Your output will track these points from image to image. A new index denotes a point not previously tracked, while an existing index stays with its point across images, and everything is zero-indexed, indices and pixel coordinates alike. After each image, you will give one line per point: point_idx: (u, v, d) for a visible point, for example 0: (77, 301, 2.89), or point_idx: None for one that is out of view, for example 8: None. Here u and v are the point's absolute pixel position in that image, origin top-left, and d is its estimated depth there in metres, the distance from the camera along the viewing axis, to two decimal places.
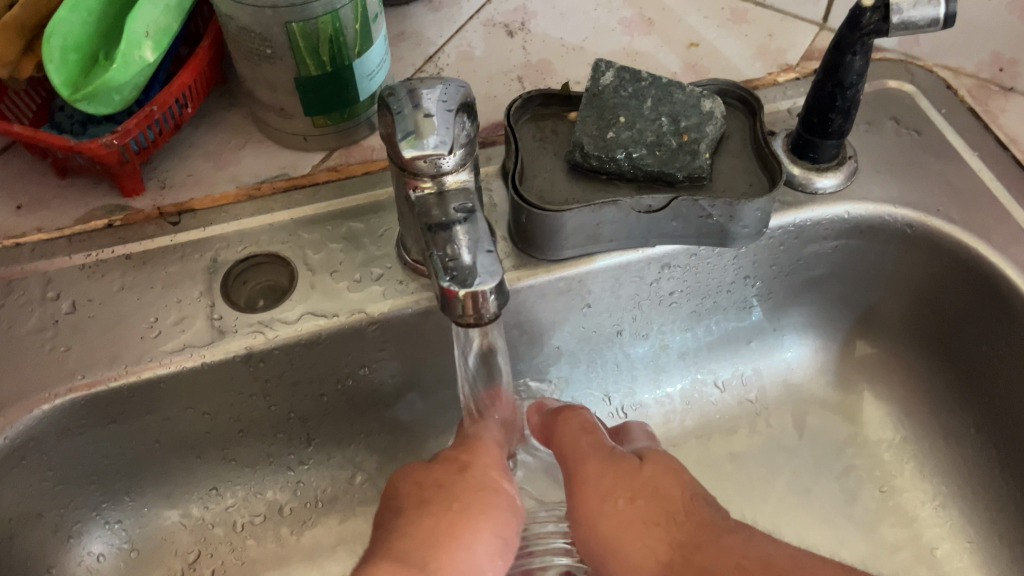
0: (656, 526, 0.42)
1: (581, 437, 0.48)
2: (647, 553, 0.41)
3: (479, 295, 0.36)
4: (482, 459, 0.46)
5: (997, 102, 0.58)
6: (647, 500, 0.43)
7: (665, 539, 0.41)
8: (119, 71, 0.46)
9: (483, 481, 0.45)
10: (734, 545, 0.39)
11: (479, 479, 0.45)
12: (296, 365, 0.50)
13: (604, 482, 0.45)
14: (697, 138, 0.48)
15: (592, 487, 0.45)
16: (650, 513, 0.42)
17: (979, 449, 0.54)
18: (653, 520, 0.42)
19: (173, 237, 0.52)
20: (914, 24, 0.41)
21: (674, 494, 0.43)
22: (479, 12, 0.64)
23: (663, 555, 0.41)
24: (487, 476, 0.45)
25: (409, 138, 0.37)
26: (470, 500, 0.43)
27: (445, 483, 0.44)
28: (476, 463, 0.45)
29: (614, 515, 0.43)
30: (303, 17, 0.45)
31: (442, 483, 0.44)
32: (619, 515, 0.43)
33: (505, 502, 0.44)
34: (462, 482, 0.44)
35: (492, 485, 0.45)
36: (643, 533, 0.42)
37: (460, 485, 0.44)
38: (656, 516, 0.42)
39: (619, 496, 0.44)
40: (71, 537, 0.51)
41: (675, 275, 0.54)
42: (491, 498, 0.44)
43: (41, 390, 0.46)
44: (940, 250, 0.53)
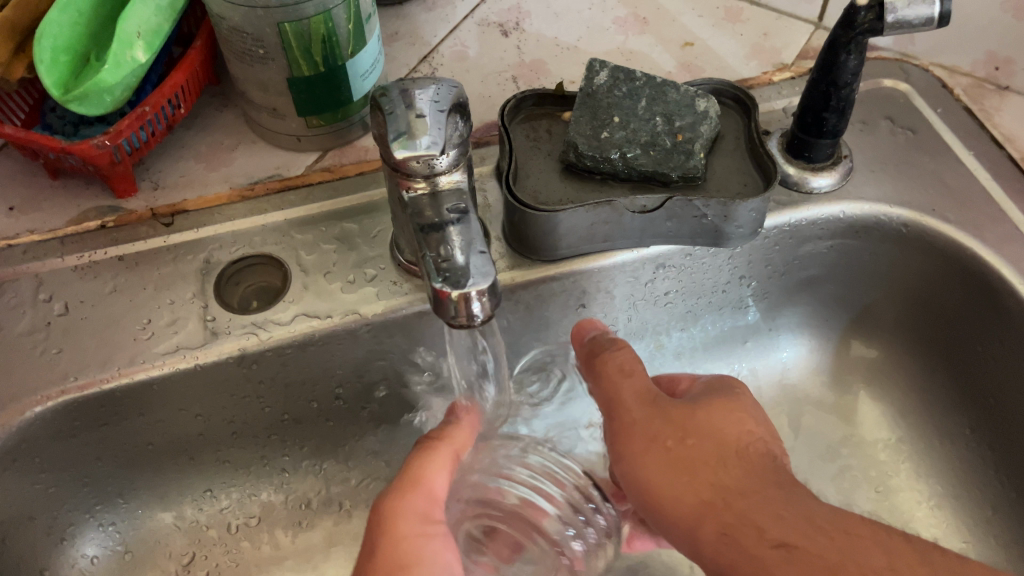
0: (704, 466, 0.40)
1: (620, 383, 0.46)
2: (688, 493, 0.40)
3: (471, 297, 0.36)
4: (393, 529, 0.40)
5: (992, 100, 0.58)
6: (694, 437, 0.42)
7: (710, 487, 0.39)
8: (111, 72, 0.45)
9: (415, 552, 0.39)
10: (780, 500, 0.37)
11: (390, 556, 0.39)
12: (290, 367, 0.50)
13: (642, 427, 0.43)
14: (691, 137, 0.48)
15: (636, 431, 0.43)
16: (700, 458, 0.41)
17: (975, 449, 0.54)
18: (697, 462, 0.40)
19: (166, 239, 0.51)
20: (908, 23, 0.41)
21: (724, 436, 0.42)
22: (473, 12, 0.64)
23: (705, 494, 0.39)
24: (415, 550, 0.39)
25: (401, 139, 0.37)
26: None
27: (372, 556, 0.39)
28: (383, 538, 0.39)
29: (662, 457, 0.41)
30: (295, 17, 0.45)
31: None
32: (660, 464, 0.41)
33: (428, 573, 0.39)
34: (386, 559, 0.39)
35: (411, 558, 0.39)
36: (687, 474, 0.40)
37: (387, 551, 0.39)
38: (707, 459, 0.40)
39: (659, 437, 0.42)
40: (64, 540, 0.50)
41: (669, 276, 0.54)
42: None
43: (33, 393, 0.46)
44: (933, 249, 0.53)
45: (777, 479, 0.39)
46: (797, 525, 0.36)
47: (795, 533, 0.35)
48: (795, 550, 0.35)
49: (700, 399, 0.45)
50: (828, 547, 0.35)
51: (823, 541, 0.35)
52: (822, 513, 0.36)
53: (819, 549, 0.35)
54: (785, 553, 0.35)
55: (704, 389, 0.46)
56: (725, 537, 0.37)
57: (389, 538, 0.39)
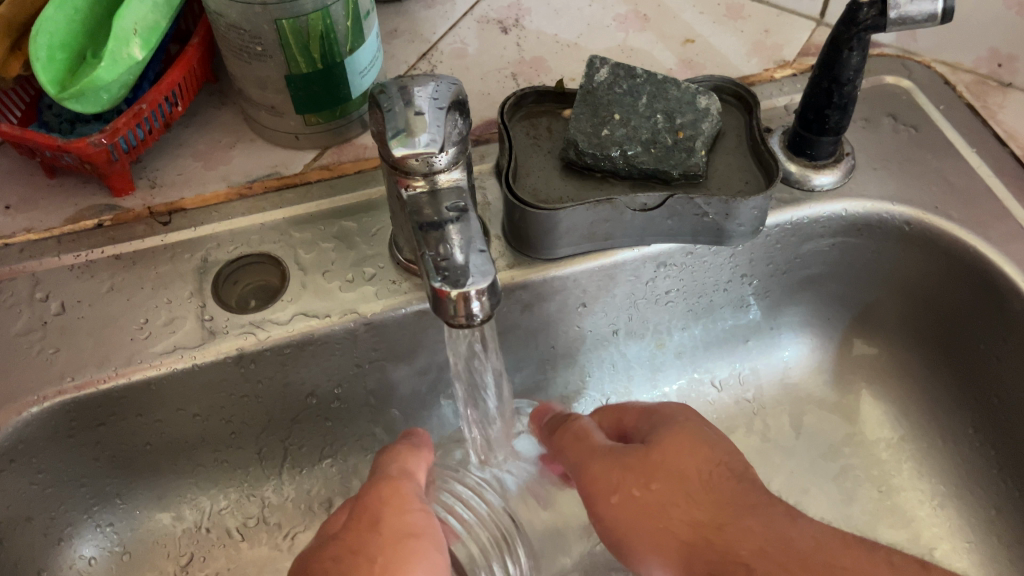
0: (676, 509, 0.41)
1: (578, 444, 0.47)
2: (667, 535, 0.41)
3: (470, 296, 0.36)
4: (398, 503, 0.42)
5: (995, 97, 0.58)
6: (659, 480, 0.42)
7: (685, 528, 0.40)
8: (107, 69, 0.45)
9: (406, 526, 0.41)
10: (754, 526, 0.38)
11: (398, 525, 0.40)
12: (288, 366, 0.49)
13: (607, 479, 0.44)
14: (692, 135, 0.47)
15: (601, 485, 0.44)
16: (667, 502, 0.41)
17: (977, 448, 0.54)
18: (669, 506, 0.41)
19: (164, 237, 0.51)
20: (911, 19, 0.40)
21: (688, 472, 0.42)
22: (473, 9, 0.64)
23: (683, 534, 0.40)
24: (420, 522, 0.41)
25: (398, 137, 0.36)
26: (396, 552, 0.39)
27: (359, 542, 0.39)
28: (389, 511, 0.41)
29: (635, 509, 0.42)
30: (293, 14, 0.44)
31: (357, 549, 0.39)
32: (632, 517, 0.42)
33: (430, 541, 0.41)
34: (377, 539, 0.39)
35: (413, 529, 0.41)
36: (662, 519, 0.41)
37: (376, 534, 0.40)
38: (676, 499, 0.41)
39: (625, 488, 0.43)
40: (61, 541, 0.50)
41: (671, 274, 0.53)
42: (415, 544, 0.40)
43: (29, 393, 0.45)
44: (936, 247, 0.52)
45: (753, 501, 0.40)
46: (776, 557, 0.37)
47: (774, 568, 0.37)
48: None
49: (655, 437, 0.44)
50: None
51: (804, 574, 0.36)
52: (801, 542, 0.37)
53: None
54: None
55: (649, 422, 0.47)
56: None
57: (395, 509, 0.41)
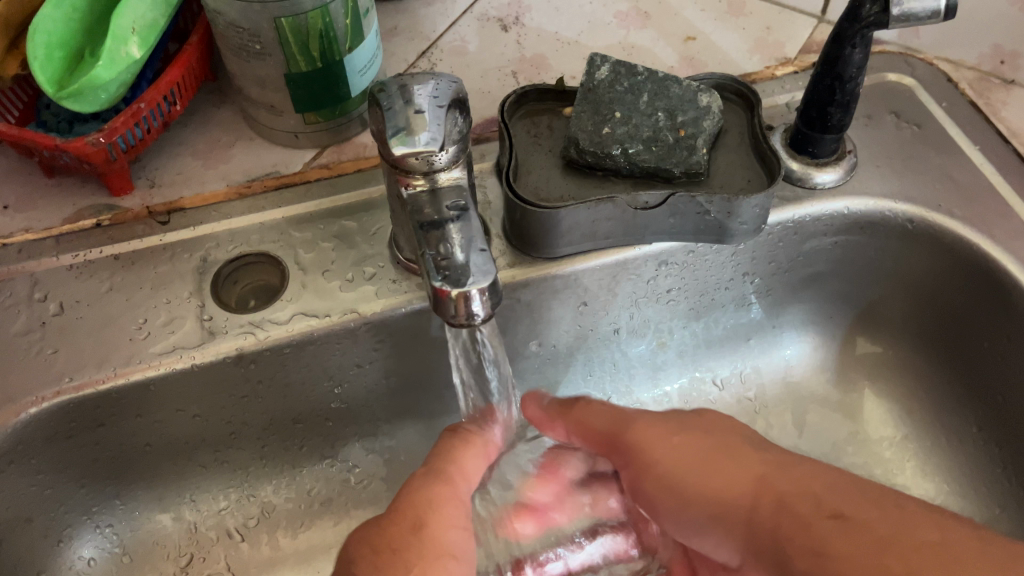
0: (739, 454, 0.40)
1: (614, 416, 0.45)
2: (733, 477, 0.39)
3: (471, 295, 0.35)
4: (444, 513, 0.40)
5: (998, 94, 0.57)
6: (717, 433, 0.41)
7: (749, 468, 0.39)
8: (105, 68, 0.45)
9: (446, 542, 0.39)
10: (821, 476, 0.37)
11: (441, 540, 0.38)
12: (289, 366, 0.49)
13: (660, 429, 0.43)
14: (693, 133, 0.47)
15: (651, 434, 0.43)
16: (729, 447, 0.40)
17: (982, 447, 0.53)
18: (734, 448, 0.40)
19: (163, 237, 0.51)
20: (914, 15, 0.40)
21: (744, 431, 0.42)
22: (473, 7, 0.63)
23: (755, 470, 0.39)
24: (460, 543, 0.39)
25: (399, 135, 0.36)
26: (432, 568, 0.37)
27: (397, 544, 0.37)
28: (435, 520, 0.39)
29: (695, 451, 0.41)
30: (293, 12, 0.44)
31: (395, 552, 0.37)
32: (692, 454, 0.41)
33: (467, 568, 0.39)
34: (417, 546, 0.38)
35: (453, 549, 0.39)
36: (725, 461, 0.40)
37: (416, 544, 0.38)
38: (737, 449, 0.40)
39: (685, 434, 0.42)
40: (61, 542, 0.50)
41: (672, 273, 0.53)
42: (453, 567, 0.38)
43: (28, 393, 0.45)
44: (940, 244, 0.52)
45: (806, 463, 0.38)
46: (845, 495, 0.35)
47: (846, 503, 0.35)
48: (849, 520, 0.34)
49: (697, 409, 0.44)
50: (884, 518, 0.33)
51: (877, 510, 0.34)
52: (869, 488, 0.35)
53: (874, 516, 0.34)
54: (841, 523, 0.34)
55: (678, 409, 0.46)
56: (783, 504, 0.36)
57: (442, 523, 0.39)
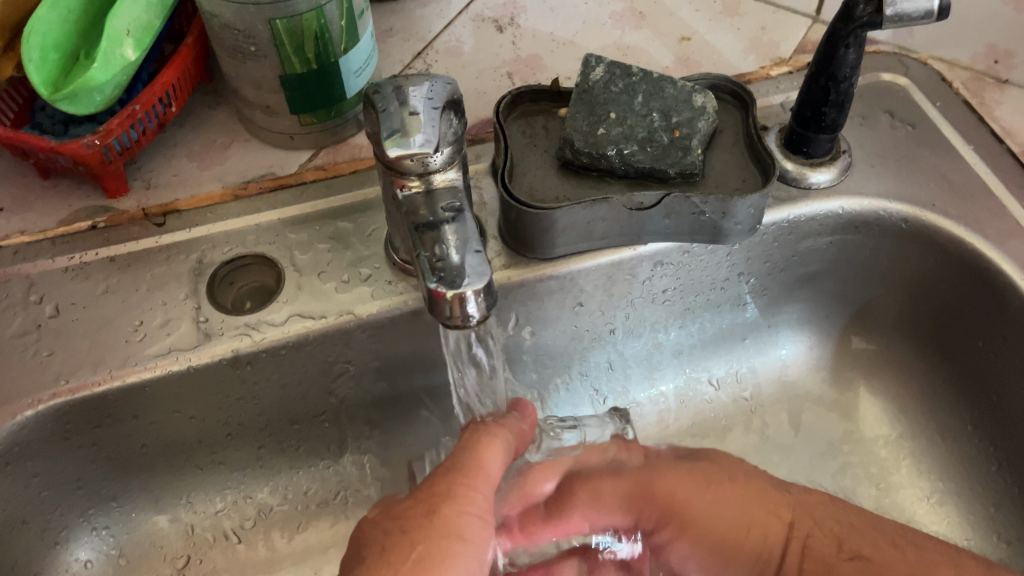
0: (763, 505, 0.43)
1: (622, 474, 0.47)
2: (761, 529, 0.42)
3: (467, 297, 0.36)
4: (462, 498, 0.39)
5: (992, 94, 0.58)
6: (742, 483, 0.44)
7: (776, 515, 0.42)
8: (100, 70, 0.45)
9: (455, 525, 0.38)
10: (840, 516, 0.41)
11: (452, 522, 0.38)
12: (285, 368, 0.49)
13: (689, 482, 0.45)
14: (688, 133, 0.47)
15: (676, 491, 0.45)
16: (754, 498, 0.43)
17: (977, 446, 0.54)
18: (757, 498, 0.43)
19: (158, 239, 0.51)
20: (908, 16, 0.40)
21: (766, 478, 0.45)
22: (468, 7, 0.63)
23: (779, 518, 0.42)
24: (474, 528, 0.39)
25: (394, 137, 0.36)
26: (435, 549, 0.37)
27: (408, 526, 0.38)
28: (451, 504, 0.39)
29: (725, 503, 0.43)
30: (287, 13, 0.44)
31: (407, 532, 0.38)
32: (727, 509, 0.43)
33: (477, 551, 0.38)
34: (428, 526, 0.38)
35: (463, 532, 0.38)
36: (752, 513, 0.43)
37: (426, 526, 0.38)
38: (760, 500, 0.43)
39: (715, 486, 0.44)
40: (58, 543, 0.50)
41: (668, 273, 0.53)
42: (460, 549, 0.38)
43: (24, 396, 0.45)
44: (934, 244, 0.52)
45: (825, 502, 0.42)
46: (864, 536, 0.40)
47: (863, 544, 0.39)
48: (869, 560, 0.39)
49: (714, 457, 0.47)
50: (900, 560, 0.38)
51: (893, 550, 0.39)
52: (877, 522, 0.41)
53: (890, 554, 0.38)
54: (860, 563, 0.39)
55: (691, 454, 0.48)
56: (808, 554, 0.40)
57: (457, 506, 0.39)
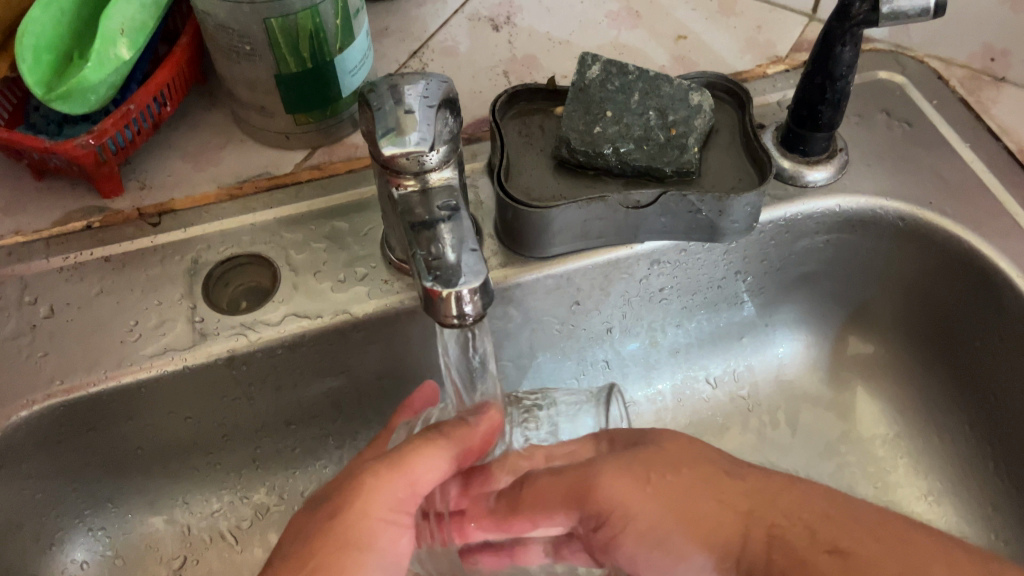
0: (719, 490, 0.36)
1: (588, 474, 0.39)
2: (718, 517, 0.35)
3: (463, 296, 0.36)
4: (369, 501, 0.37)
5: (988, 92, 0.58)
6: (689, 468, 0.38)
7: (734, 501, 0.36)
8: (94, 70, 0.45)
9: (355, 533, 0.37)
10: (806, 498, 0.35)
11: (351, 531, 0.37)
12: (280, 369, 0.49)
13: (628, 474, 0.38)
14: (685, 132, 0.47)
15: (618, 483, 0.38)
16: (707, 481, 0.37)
17: (974, 445, 0.54)
18: (707, 483, 0.37)
19: (153, 239, 0.51)
20: (904, 14, 0.40)
21: (716, 460, 0.39)
22: (464, 7, 0.63)
23: (739, 506, 0.35)
24: (375, 536, 0.37)
25: (389, 136, 0.36)
26: (328, 559, 0.36)
27: (314, 532, 0.36)
28: (357, 507, 0.37)
29: (671, 492, 0.37)
30: (282, 12, 0.44)
31: (314, 538, 0.36)
32: (679, 493, 0.37)
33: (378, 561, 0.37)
34: (329, 535, 0.36)
35: (362, 540, 0.37)
36: (712, 498, 0.36)
37: (326, 533, 0.36)
38: (715, 484, 0.37)
39: (655, 474, 0.38)
40: (54, 545, 0.50)
41: (665, 272, 0.53)
42: (356, 558, 0.36)
43: (17, 397, 0.45)
44: (931, 242, 0.52)
45: (789, 491, 0.36)
46: (834, 518, 0.34)
47: (838, 533, 0.33)
48: (848, 554, 0.32)
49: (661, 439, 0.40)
50: (885, 554, 0.32)
51: (873, 541, 0.32)
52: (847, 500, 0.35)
53: (870, 546, 0.32)
54: (837, 558, 0.32)
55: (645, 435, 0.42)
56: (775, 540, 0.34)
57: (365, 508, 0.37)
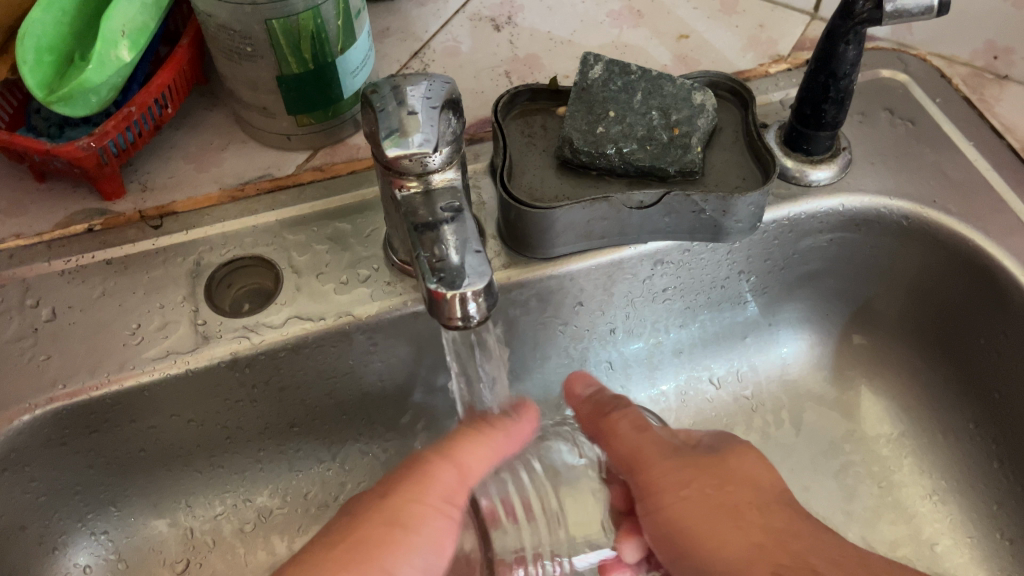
0: (748, 508, 0.43)
1: (635, 437, 0.46)
2: (738, 535, 0.41)
3: (467, 297, 0.35)
4: (418, 490, 0.41)
5: (991, 90, 0.58)
6: (730, 487, 0.44)
7: (755, 517, 0.42)
8: (95, 71, 0.44)
9: (404, 514, 0.40)
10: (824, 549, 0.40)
11: (399, 513, 0.40)
12: (284, 371, 0.49)
13: (678, 475, 0.45)
14: (687, 131, 0.47)
15: (669, 474, 0.45)
16: (743, 502, 0.43)
17: (979, 444, 0.53)
18: (740, 508, 0.43)
19: (155, 241, 0.50)
20: (908, 11, 0.40)
21: (758, 484, 0.44)
22: (465, 7, 0.63)
23: (754, 538, 0.41)
24: (422, 518, 0.40)
25: (392, 137, 0.36)
26: (376, 535, 0.39)
27: (359, 511, 0.40)
28: (405, 494, 0.41)
29: (703, 504, 0.43)
30: (284, 13, 0.44)
31: (356, 512, 0.40)
32: (712, 514, 0.42)
33: (427, 546, 0.40)
34: (378, 513, 0.40)
35: (406, 521, 0.40)
36: (733, 521, 0.42)
37: (374, 510, 0.40)
38: (747, 501, 0.43)
39: (697, 485, 0.44)
40: (56, 549, 0.50)
41: (668, 272, 0.53)
42: (400, 535, 0.39)
43: (20, 401, 0.45)
44: (935, 241, 0.52)
45: (807, 530, 0.42)
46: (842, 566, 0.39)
47: None
48: None
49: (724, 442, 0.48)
50: None
51: None
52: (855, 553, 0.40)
53: None
54: None
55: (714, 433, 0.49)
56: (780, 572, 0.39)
57: (417, 494, 0.41)
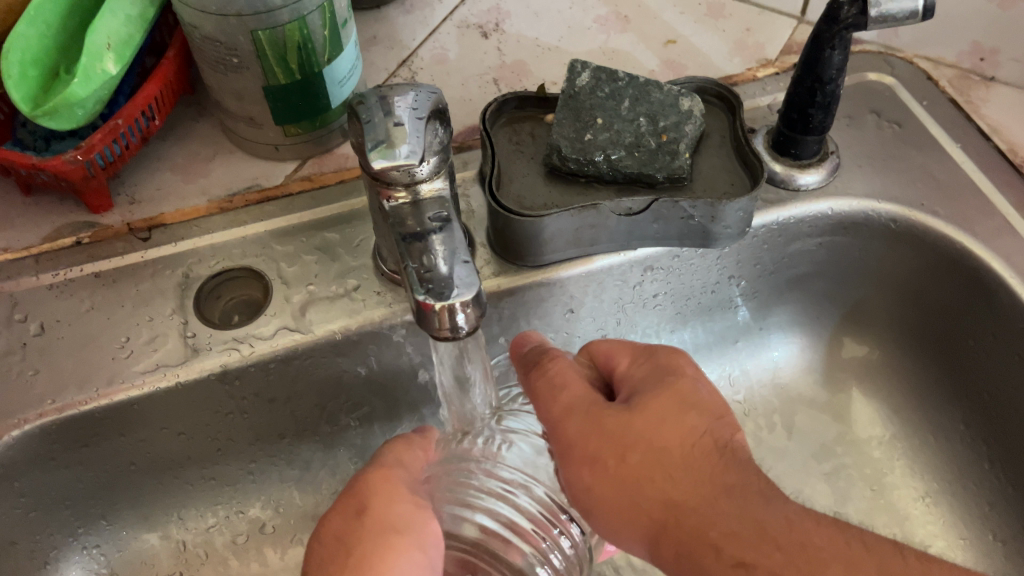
0: (653, 482, 0.35)
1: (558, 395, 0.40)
2: (639, 511, 0.35)
3: (455, 309, 0.35)
4: (388, 491, 0.38)
5: (978, 92, 0.58)
6: (636, 454, 0.36)
7: (658, 495, 0.35)
8: (80, 85, 0.44)
9: (390, 516, 0.37)
10: (733, 515, 0.34)
11: (384, 517, 0.37)
12: (274, 383, 0.49)
13: (591, 441, 0.37)
14: (676, 137, 0.47)
15: (582, 444, 0.37)
16: (652, 474, 0.35)
17: (969, 444, 0.54)
18: (643, 480, 0.36)
19: (143, 254, 0.50)
20: (893, 17, 0.40)
21: (666, 442, 0.36)
22: (452, 14, 0.63)
23: (654, 512, 0.35)
24: (407, 515, 0.38)
25: (378, 148, 0.35)
26: (371, 548, 0.36)
27: (345, 533, 0.37)
28: (378, 498, 0.38)
29: (606, 482, 0.36)
30: (269, 25, 0.44)
31: (342, 536, 0.37)
32: (618, 490, 0.36)
33: (417, 540, 0.37)
34: (362, 530, 0.37)
35: (397, 522, 0.37)
36: (641, 496, 0.35)
37: (359, 530, 0.37)
38: (655, 472, 0.35)
39: (599, 461, 0.37)
40: (48, 564, 0.49)
41: (658, 278, 0.53)
42: (397, 539, 0.36)
43: (9, 416, 0.45)
44: (924, 243, 0.52)
45: (724, 486, 0.35)
46: (752, 541, 0.33)
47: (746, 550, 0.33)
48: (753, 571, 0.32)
49: (643, 391, 0.39)
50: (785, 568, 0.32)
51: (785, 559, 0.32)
52: (775, 523, 0.33)
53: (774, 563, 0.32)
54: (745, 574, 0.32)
55: (644, 375, 0.40)
56: (684, 558, 0.34)
57: (385, 497, 0.38)
